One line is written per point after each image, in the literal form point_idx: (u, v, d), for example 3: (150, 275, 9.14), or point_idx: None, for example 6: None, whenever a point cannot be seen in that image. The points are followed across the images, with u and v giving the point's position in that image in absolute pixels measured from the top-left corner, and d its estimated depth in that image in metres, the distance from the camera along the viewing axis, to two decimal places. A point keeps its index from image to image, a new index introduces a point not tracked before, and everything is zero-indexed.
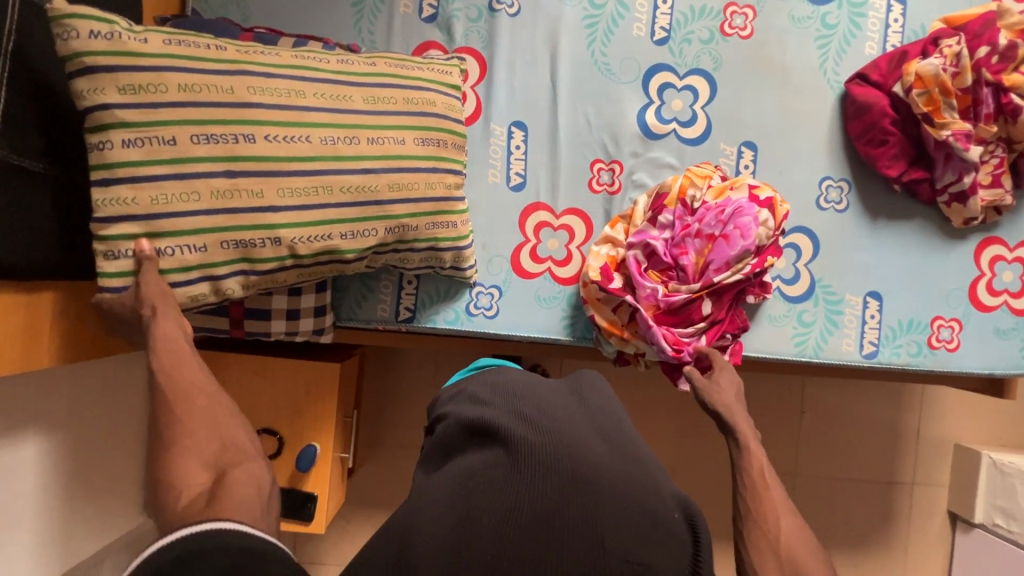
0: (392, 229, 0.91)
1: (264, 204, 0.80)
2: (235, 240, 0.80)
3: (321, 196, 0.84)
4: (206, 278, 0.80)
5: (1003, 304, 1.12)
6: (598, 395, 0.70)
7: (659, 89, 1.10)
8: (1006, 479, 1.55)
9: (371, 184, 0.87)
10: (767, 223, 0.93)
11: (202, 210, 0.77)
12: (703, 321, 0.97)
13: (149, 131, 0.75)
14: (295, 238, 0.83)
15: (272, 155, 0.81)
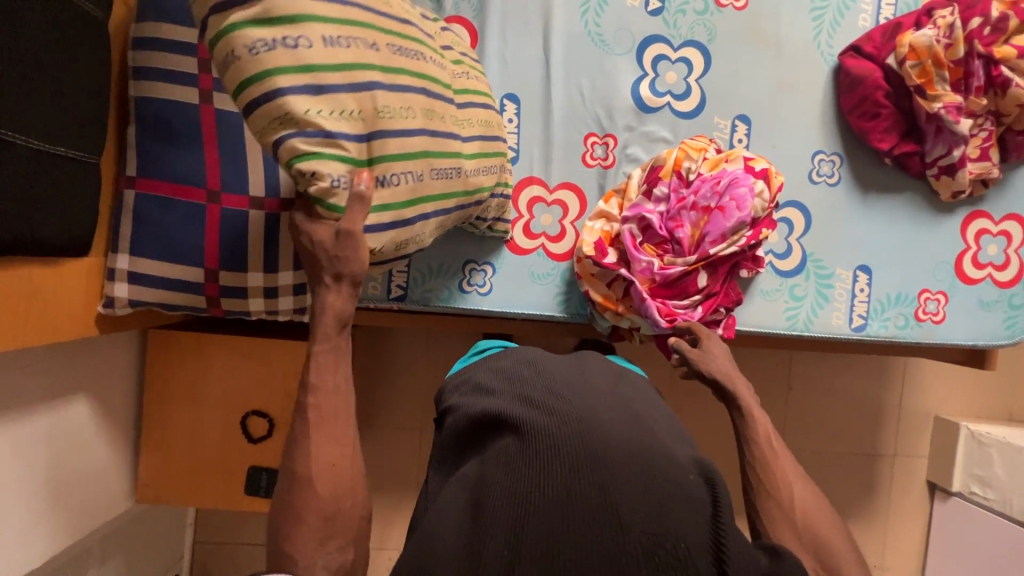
0: (499, 167, 0.99)
1: (448, 129, 0.83)
2: (439, 168, 0.80)
3: (468, 127, 0.89)
4: (418, 218, 0.80)
5: (988, 276, 1.14)
6: (605, 372, 0.69)
7: (653, 60, 1.09)
8: (984, 449, 1.60)
9: (489, 120, 0.96)
10: (763, 194, 0.92)
11: (418, 128, 0.76)
12: (698, 294, 0.96)
13: (351, 32, 0.69)
14: (471, 169, 0.88)
15: (439, 78, 0.83)
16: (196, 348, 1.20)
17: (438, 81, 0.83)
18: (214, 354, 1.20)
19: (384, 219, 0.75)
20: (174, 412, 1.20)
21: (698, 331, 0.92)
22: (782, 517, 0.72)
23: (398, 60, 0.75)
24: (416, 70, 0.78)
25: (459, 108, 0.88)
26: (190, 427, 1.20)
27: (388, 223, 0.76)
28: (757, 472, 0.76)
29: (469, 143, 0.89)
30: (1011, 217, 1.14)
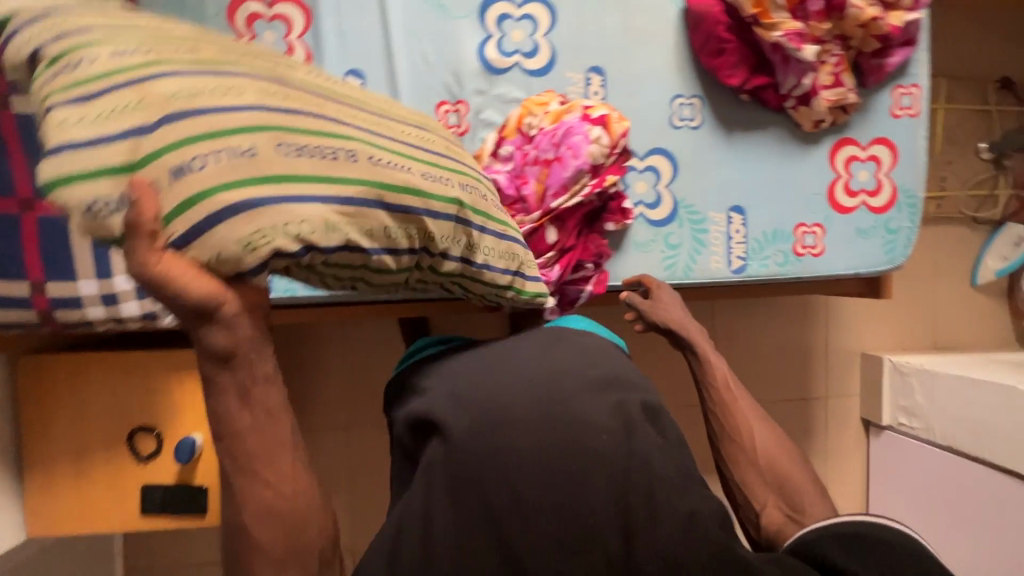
0: (466, 186, 0.72)
1: (329, 115, 0.60)
2: (296, 143, 0.54)
3: (384, 130, 0.66)
4: (274, 198, 0.51)
5: (861, 204, 1.14)
6: (531, 354, 0.79)
7: (496, 20, 1.06)
8: (905, 378, 1.62)
9: (428, 138, 0.73)
10: (600, 140, 0.91)
11: (249, 105, 0.53)
12: (551, 250, 0.95)
13: (160, 39, 0.54)
14: (366, 148, 0.60)
15: (323, 86, 0.64)
16: (66, 371, 1.14)
17: (319, 87, 0.64)
18: (92, 376, 1.15)
19: (231, 211, 0.49)
20: (54, 438, 1.15)
21: (648, 281, 1.07)
22: (742, 454, 0.91)
23: (241, 65, 0.57)
24: (273, 72, 0.60)
25: (366, 116, 0.66)
26: (73, 452, 1.15)
27: (210, 219, 0.48)
28: (722, 421, 0.93)
29: (378, 138, 0.63)
30: (878, 141, 1.14)
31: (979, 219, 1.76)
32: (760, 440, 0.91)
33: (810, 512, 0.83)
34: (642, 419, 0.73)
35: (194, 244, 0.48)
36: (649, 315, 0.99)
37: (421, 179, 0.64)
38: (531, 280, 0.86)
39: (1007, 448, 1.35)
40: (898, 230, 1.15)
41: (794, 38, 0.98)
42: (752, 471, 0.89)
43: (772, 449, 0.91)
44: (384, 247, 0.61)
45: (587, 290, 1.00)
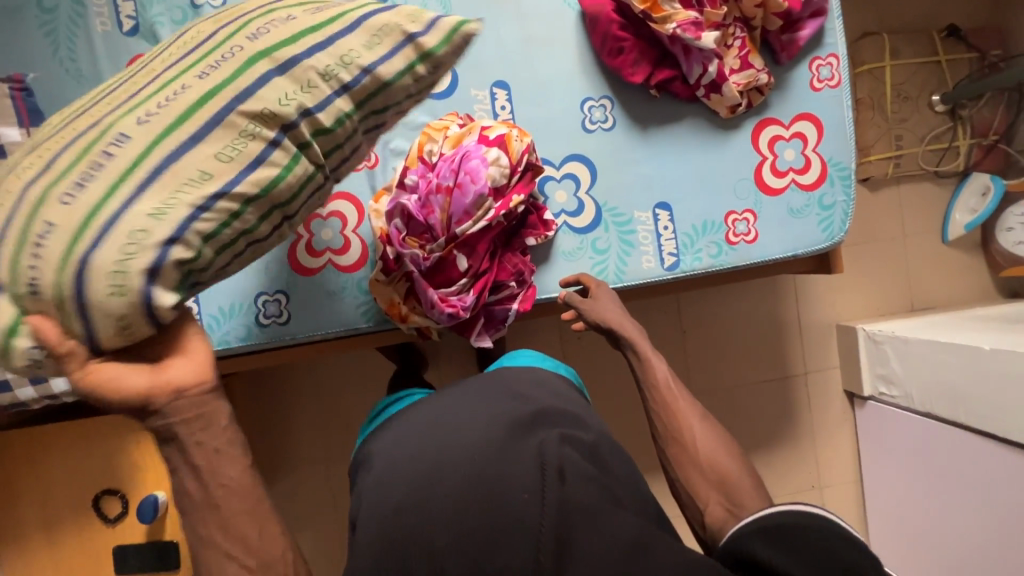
0: (254, 32, 0.66)
1: (77, 132, 0.59)
2: (70, 181, 0.56)
3: (132, 91, 0.63)
4: (95, 236, 0.54)
5: (791, 183, 1.11)
6: (457, 419, 0.78)
7: None
8: (879, 346, 1.58)
9: (182, 46, 0.67)
10: (498, 161, 0.88)
11: (26, 192, 0.56)
12: (465, 277, 0.91)
13: None
14: (127, 124, 0.59)
15: (59, 119, 0.62)
16: (26, 445, 1.16)
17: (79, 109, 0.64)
18: (53, 447, 1.17)
19: (92, 276, 0.53)
20: (22, 511, 1.17)
21: (586, 280, 1.03)
22: (686, 458, 0.82)
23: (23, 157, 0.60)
24: (43, 139, 0.61)
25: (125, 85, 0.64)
26: (42, 523, 1.17)
27: (77, 297, 0.52)
28: (658, 417, 0.87)
29: (136, 101, 0.61)
30: (802, 117, 1.10)
31: (942, 172, 1.71)
32: (700, 438, 0.84)
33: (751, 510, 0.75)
34: (564, 454, 0.70)
35: (92, 324, 0.52)
36: (586, 316, 0.96)
37: (207, 83, 0.62)
38: (421, 36, 0.70)
39: (987, 411, 1.31)
40: (834, 205, 1.12)
41: (688, 26, 0.96)
42: (699, 478, 0.80)
43: (717, 453, 0.82)
44: (246, 167, 0.63)
45: (514, 309, 0.99)
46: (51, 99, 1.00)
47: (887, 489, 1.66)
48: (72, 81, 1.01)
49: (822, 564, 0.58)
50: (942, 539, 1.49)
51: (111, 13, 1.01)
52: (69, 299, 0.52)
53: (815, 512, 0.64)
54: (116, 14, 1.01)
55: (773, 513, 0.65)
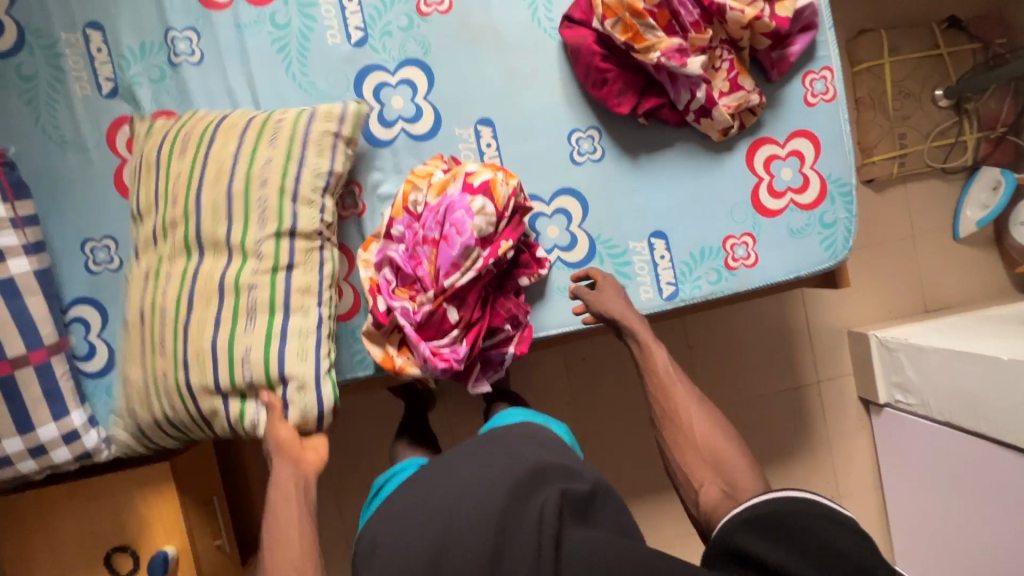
0: (262, 175, 0.90)
1: (216, 287, 0.89)
2: (244, 317, 0.88)
3: (224, 249, 0.90)
4: (280, 342, 0.87)
5: (789, 203, 1.07)
6: (458, 483, 0.76)
7: (374, 91, 1.03)
8: (893, 354, 1.53)
9: (210, 202, 0.90)
10: (484, 210, 0.86)
11: (215, 334, 0.88)
12: (456, 328, 0.89)
13: (161, 366, 0.89)
14: (246, 279, 0.88)
15: (181, 287, 0.89)
16: (32, 509, 1.16)
17: (173, 288, 0.90)
18: (62, 508, 1.17)
19: (286, 376, 0.86)
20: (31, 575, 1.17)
21: (595, 274, 1.02)
22: (685, 444, 0.81)
23: (180, 333, 0.89)
24: (176, 317, 0.89)
25: (199, 261, 0.90)
26: None
27: (281, 377, 0.86)
28: (657, 403, 0.87)
29: (232, 267, 0.89)
30: (798, 134, 1.07)
31: (950, 168, 1.65)
32: (697, 423, 0.83)
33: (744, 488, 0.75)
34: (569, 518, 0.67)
35: (292, 393, 0.86)
36: (592, 308, 0.98)
37: (272, 231, 0.89)
38: (349, 117, 0.93)
39: (1004, 421, 1.27)
40: (836, 223, 1.08)
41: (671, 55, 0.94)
42: (698, 462, 0.79)
43: (715, 436, 0.81)
44: (322, 269, 0.91)
45: (510, 352, 0.97)
46: (35, 166, 1.00)
47: (907, 497, 1.61)
48: (56, 147, 1.01)
49: (812, 550, 0.55)
50: (968, 551, 1.44)
51: (90, 76, 1.00)
52: (279, 387, 0.87)
53: (798, 499, 0.62)
54: (95, 76, 1.01)
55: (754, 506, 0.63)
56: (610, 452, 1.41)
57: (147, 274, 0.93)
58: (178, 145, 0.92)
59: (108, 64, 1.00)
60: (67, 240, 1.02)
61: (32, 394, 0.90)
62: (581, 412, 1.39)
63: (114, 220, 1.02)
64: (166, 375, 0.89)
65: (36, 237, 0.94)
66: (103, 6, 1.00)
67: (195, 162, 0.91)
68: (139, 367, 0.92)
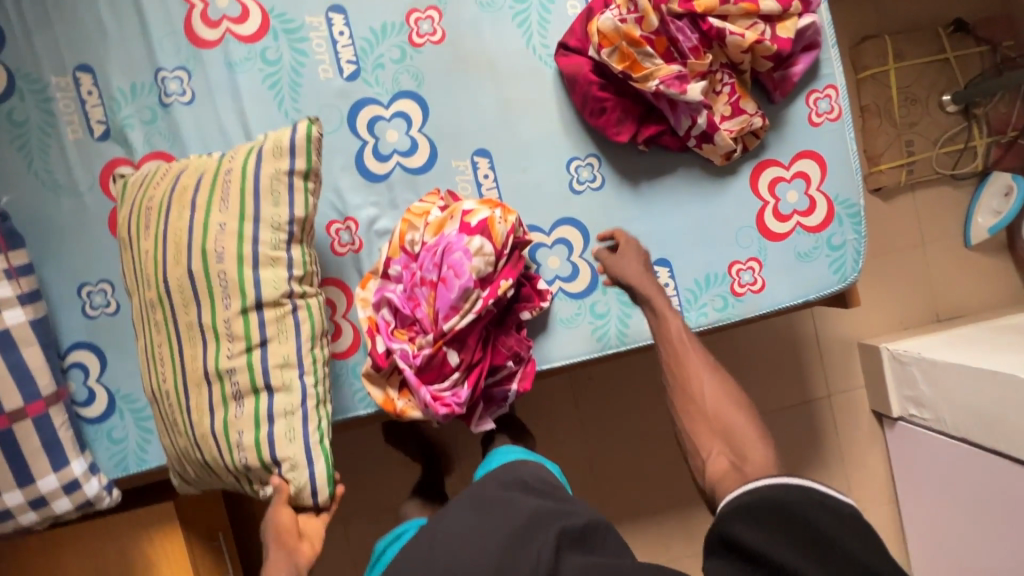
0: (219, 243, 0.86)
1: (201, 372, 0.87)
2: (232, 399, 0.87)
3: (199, 331, 0.87)
4: (267, 423, 0.86)
5: (795, 226, 1.05)
6: (454, 534, 0.73)
7: (368, 125, 1.01)
8: (906, 367, 1.50)
9: (178, 285, 0.87)
10: (482, 251, 0.84)
11: (209, 420, 0.87)
12: (457, 370, 0.87)
13: (177, 448, 0.91)
14: (223, 364, 0.86)
15: (175, 374, 0.89)
16: (35, 554, 1.14)
17: (167, 373, 0.90)
18: (65, 553, 1.15)
19: (279, 458, 0.85)
20: None
21: (618, 235, 1.02)
22: (696, 414, 0.83)
23: (184, 417, 0.89)
24: (176, 402, 0.89)
25: (179, 344, 0.88)
26: None
27: (274, 458, 0.85)
28: (669, 371, 0.89)
29: (209, 351, 0.87)
30: (804, 155, 1.04)
31: (960, 174, 1.61)
32: (709, 392, 0.84)
33: (750, 458, 0.74)
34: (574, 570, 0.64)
35: (286, 472, 0.85)
36: (609, 272, 0.99)
37: (238, 307, 0.86)
38: (297, 156, 0.88)
39: None
40: (844, 245, 1.05)
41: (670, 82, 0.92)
42: (710, 435, 0.81)
43: (728, 409, 0.82)
44: (298, 333, 0.88)
45: (514, 389, 0.95)
46: (29, 212, 0.99)
47: (925, 513, 1.57)
48: (50, 192, 1.00)
49: (804, 540, 0.55)
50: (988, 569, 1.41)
51: (81, 119, 0.99)
52: (276, 468, 0.86)
53: (802, 483, 0.61)
54: (86, 119, 0.99)
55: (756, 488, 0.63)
56: (618, 478, 1.38)
57: (145, 357, 0.93)
58: (143, 220, 0.90)
59: (99, 106, 0.99)
60: (64, 285, 1.01)
61: (31, 446, 0.90)
62: (588, 437, 1.37)
63: (110, 263, 1.01)
64: (185, 456, 0.90)
65: (30, 285, 0.93)
66: (92, 48, 0.99)
67: (157, 240, 0.89)
68: (163, 443, 0.93)
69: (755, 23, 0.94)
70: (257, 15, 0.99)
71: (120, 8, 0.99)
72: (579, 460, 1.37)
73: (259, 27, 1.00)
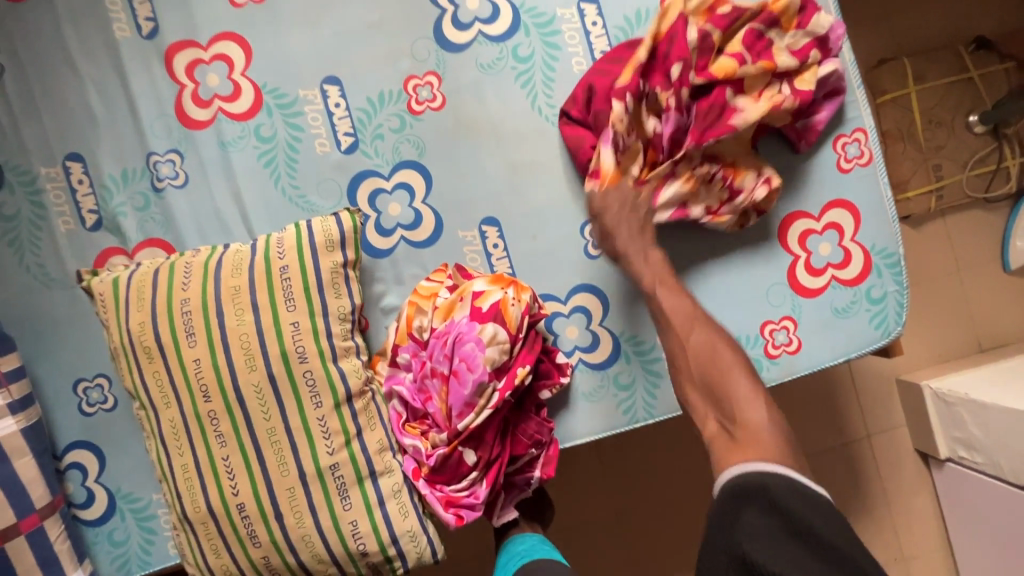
0: (296, 335, 0.78)
1: (294, 477, 0.77)
2: (338, 495, 0.78)
3: (281, 435, 0.77)
4: (382, 507, 0.80)
5: (830, 280, 0.97)
6: None
7: (369, 198, 0.96)
8: (952, 408, 1.40)
9: (256, 386, 0.77)
10: (496, 339, 0.78)
11: (317, 521, 0.78)
12: (475, 469, 0.80)
13: (259, 563, 0.79)
14: (324, 462, 0.78)
15: (253, 486, 0.77)
16: None
17: (240, 486, 0.77)
18: None
19: (398, 538, 0.80)
20: None
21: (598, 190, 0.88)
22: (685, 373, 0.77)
23: (272, 529, 0.77)
24: (263, 516, 0.77)
25: (257, 454, 0.77)
26: None
27: (394, 539, 0.80)
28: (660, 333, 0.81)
29: (302, 453, 0.78)
30: (835, 205, 0.97)
31: (994, 196, 1.52)
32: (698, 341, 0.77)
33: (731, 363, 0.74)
34: None
35: (405, 546, 0.80)
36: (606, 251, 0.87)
37: (331, 403, 0.78)
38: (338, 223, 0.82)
39: None
40: (885, 297, 0.97)
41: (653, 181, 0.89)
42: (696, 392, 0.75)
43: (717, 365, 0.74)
44: (383, 417, 0.83)
45: (536, 477, 0.88)
46: (21, 308, 0.95)
47: (983, 562, 1.46)
48: (41, 286, 0.95)
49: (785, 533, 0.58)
50: None
51: (72, 210, 0.96)
52: (392, 552, 0.80)
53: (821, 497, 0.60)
54: (78, 209, 0.96)
55: (770, 474, 0.62)
56: (658, 543, 1.28)
57: (196, 477, 0.79)
58: (184, 326, 0.78)
59: (91, 195, 0.95)
60: (60, 381, 0.96)
61: (25, 564, 0.84)
62: (622, 501, 1.28)
63: (103, 357, 0.96)
64: (269, 564, 0.79)
65: (23, 391, 0.88)
66: (82, 136, 0.95)
67: (213, 344, 0.77)
68: (223, 561, 0.79)
69: (772, 81, 0.89)
70: (250, 92, 0.96)
71: (108, 93, 0.95)
72: (612, 527, 1.28)
73: (251, 104, 0.96)
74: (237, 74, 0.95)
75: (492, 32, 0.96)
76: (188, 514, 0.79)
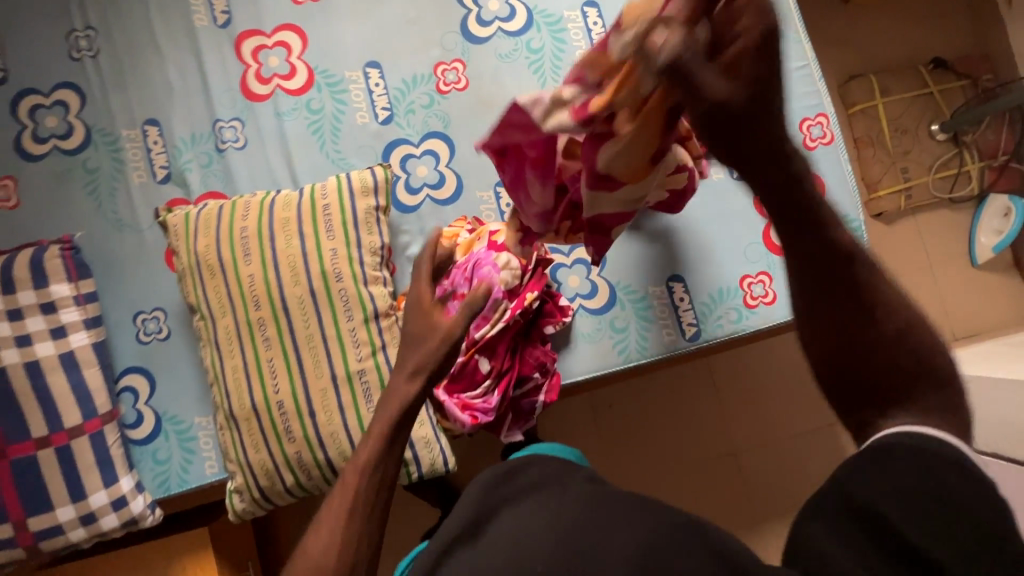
0: (334, 260, 0.92)
1: (327, 380, 0.90)
2: (364, 398, 0.90)
3: (318, 343, 0.90)
4: None
5: None
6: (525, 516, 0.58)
7: (401, 161, 1.12)
8: None
9: (300, 300, 0.91)
10: (509, 265, 0.92)
11: (345, 420, 0.89)
12: (489, 378, 0.92)
13: (291, 458, 0.90)
14: (353, 367, 0.90)
15: (292, 386, 0.89)
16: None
17: (281, 386, 0.89)
18: None
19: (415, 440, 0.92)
20: None
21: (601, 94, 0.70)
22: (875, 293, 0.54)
23: (306, 425, 0.89)
24: (298, 412, 0.89)
25: (297, 358, 0.90)
26: None
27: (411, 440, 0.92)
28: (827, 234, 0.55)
29: (335, 359, 0.90)
30: None
31: (958, 198, 1.69)
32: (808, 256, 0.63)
33: None
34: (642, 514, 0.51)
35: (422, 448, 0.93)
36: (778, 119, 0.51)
37: (361, 318, 0.91)
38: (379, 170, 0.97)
39: None
40: None
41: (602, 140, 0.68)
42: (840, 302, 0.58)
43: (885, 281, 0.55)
44: None
45: (540, 400, 0.99)
46: (96, 248, 1.10)
47: None
48: (114, 229, 1.10)
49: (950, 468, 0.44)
50: None
51: (146, 165, 1.11)
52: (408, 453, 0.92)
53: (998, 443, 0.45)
54: (151, 165, 1.12)
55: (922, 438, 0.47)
56: (656, 481, 1.40)
57: (243, 377, 0.90)
58: (241, 247, 0.92)
59: (163, 154, 1.12)
60: (122, 312, 1.09)
61: (86, 461, 0.95)
62: (628, 432, 1.41)
63: (162, 293, 1.09)
64: (300, 460, 0.90)
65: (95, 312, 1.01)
66: (160, 105, 1.12)
67: (266, 262, 0.91)
68: (261, 456, 0.90)
69: None
70: (304, 73, 1.13)
71: (185, 71, 1.13)
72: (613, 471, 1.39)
73: (305, 82, 1.13)
74: (294, 57, 1.13)
75: (510, 29, 1.15)
76: (234, 411, 0.91)
